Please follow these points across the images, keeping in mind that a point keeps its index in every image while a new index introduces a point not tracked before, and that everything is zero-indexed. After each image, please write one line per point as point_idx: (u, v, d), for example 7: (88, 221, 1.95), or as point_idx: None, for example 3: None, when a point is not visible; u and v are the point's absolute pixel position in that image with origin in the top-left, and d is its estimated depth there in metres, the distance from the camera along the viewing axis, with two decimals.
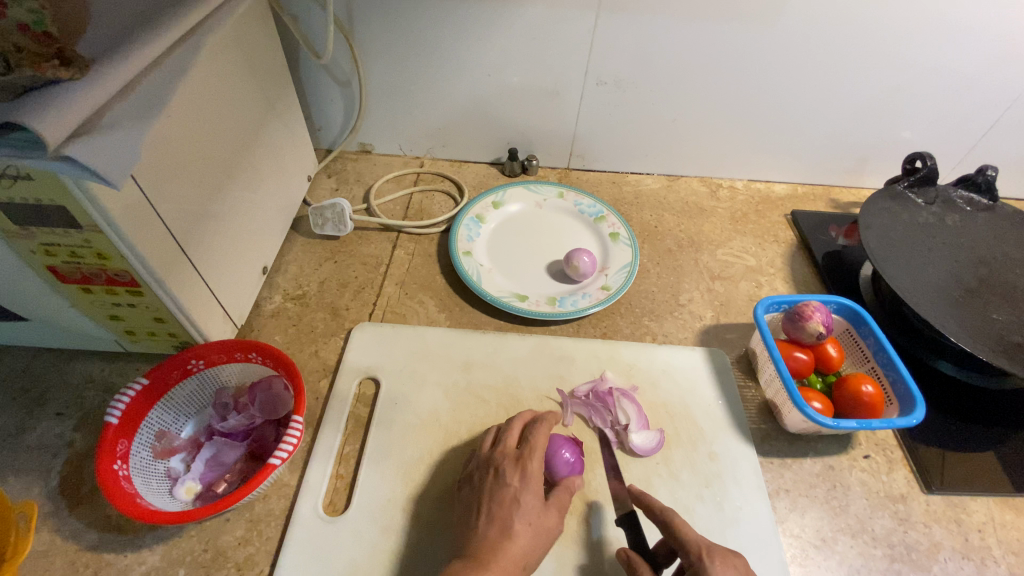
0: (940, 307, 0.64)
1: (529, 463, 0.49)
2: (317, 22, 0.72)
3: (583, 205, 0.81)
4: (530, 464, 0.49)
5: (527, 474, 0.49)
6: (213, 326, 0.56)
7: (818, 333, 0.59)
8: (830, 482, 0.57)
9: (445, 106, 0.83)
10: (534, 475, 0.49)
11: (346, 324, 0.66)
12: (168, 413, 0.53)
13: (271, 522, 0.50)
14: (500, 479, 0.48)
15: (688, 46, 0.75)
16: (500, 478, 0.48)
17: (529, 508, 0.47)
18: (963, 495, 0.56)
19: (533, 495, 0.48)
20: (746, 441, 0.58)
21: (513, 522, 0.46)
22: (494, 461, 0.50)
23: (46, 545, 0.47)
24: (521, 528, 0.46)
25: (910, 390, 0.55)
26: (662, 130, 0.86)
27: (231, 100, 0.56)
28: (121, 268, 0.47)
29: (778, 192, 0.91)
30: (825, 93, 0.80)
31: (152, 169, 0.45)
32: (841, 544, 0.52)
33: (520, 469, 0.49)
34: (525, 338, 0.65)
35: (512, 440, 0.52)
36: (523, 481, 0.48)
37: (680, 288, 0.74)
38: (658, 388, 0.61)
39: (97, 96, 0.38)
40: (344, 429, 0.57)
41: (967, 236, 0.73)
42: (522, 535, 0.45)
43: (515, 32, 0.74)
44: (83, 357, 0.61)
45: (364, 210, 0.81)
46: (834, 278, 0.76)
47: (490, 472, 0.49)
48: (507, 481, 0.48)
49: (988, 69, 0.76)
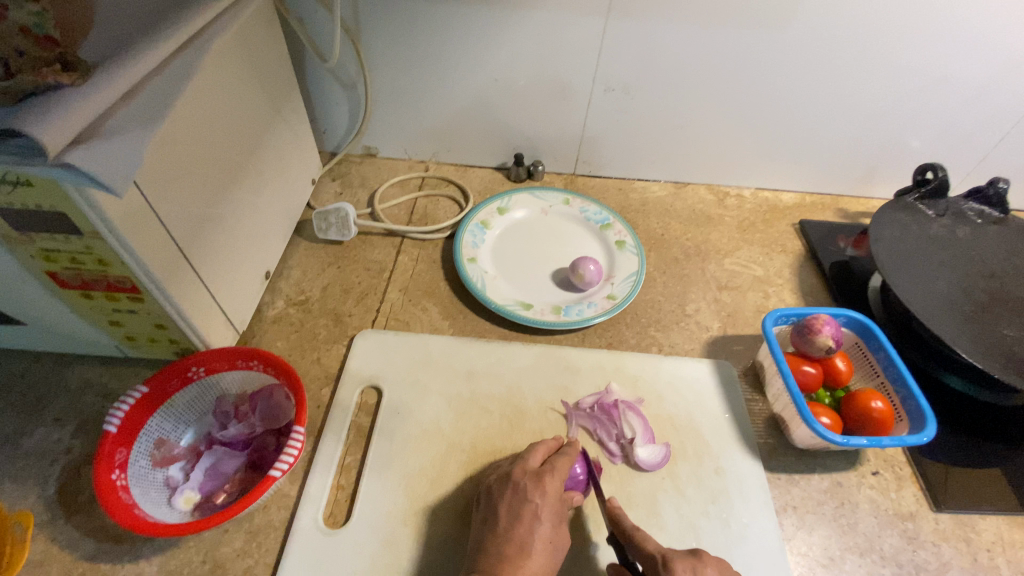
0: (951, 321, 0.63)
1: (549, 481, 0.49)
2: (323, 26, 0.71)
3: (589, 212, 0.80)
4: (555, 480, 0.49)
5: (547, 492, 0.48)
6: (214, 333, 0.56)
7: (827, 347, 0.58)
8: (838, 499, 0.56)
9: (451, 110, 0.82)
10: (551, 494, 0.48)
11: (348, 330, 0.65)
12: (167, 421, 0.53)
13: (270, 534, 0.50)
14: (521, 496, 0.48)
15: (697, 54, 0.74)
16: (520, 494, 0.48)
17: (547, 525, 0.46)
18: (973, 514, 0.55)
19: (551, 512, 0.47)
20: (753, 456, 0.57)
21: (533, 540, 0.45)
22: (513, 478, 0.49)
23: (43, 554, 0.47)
24: (541, 547, 0.45)
25: (921, 407, 0.54)
26: (670, 137, 0.85)
27: (236, 105, 0.56)
28: (122, 275, 0.46)
29: (785, 201, 0.91)
30: (834, 102, 0.79)
31: (156, 174, 0.44)
32: (849, 563, 0.52)
33: (540, 486, 0.48)
34: (529, 348, 0.64)
35: (532, 460, 0.51)
36: (544, 498, 0.48)
37: (687, 298, 0.73)
38: (664, 400, 0.61)
39: (98, 102, 0.37)
40: (346, 439, 0.56)
41: (977, 249, 0.72)
42: (540, 554, 0.45)
43: (523, 37, 0.73)
44: (82, 361, 0.60)
45: (369, 214, 0.80)
46: (843, 289, 0.75)
47: (509, 488, 0.49)
48: (528, 498, 0.47)
49: (1001, 80, 0.75)
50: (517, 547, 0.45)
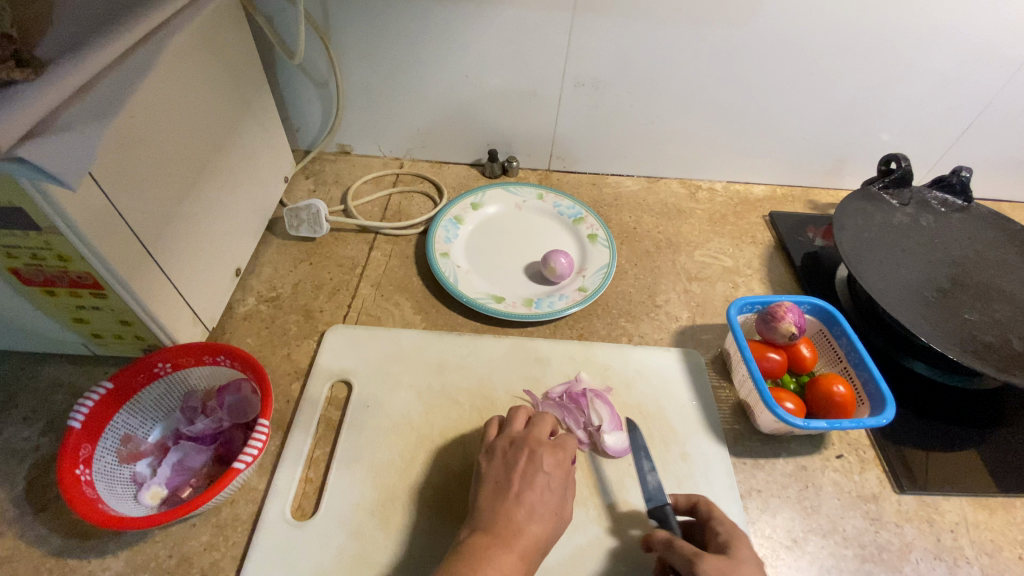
0: (913, 308, 0.65)
1: None
2: (291, 23, 0.72)
3: (562, 207, 0.81)
4: (563, 453, 0.50)
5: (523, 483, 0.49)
6: (182, 329, 0.56)
7: (790, 333, 0.59)
8: (802, 482, 0.57)
9: (425, 107, 0.83)
10: (563, 466, 0.50)
11: (319, 326, 0.66)
12: (134, 417, 0.53)
13: (237, 527, 0.50)
14: (534, 464, 0.49)
15: (666, 49, 0.75)
16: (533, 464, 0.49)
17: (554, 496, 0.48)
18: (935, 495, 0.56)
19: (558, 484, 0.48)
20: (719, 442, 0.58)
21: (538, 508, 0.46)
22: (530, 444, 0.50)
23: (9, 551, 0.47)
24: (545, 516, 0.46)
25: (881, 389, 0.55)
26: (642, 132, 0.86)
27: (203, 102, 0.56)
28: (83, 271, 0.46)
29: (756, 193, 0.92)
30: (801, 95, 0.81)
31: (116, 169, 0.45)
32: (812, 544, 0.52)
33: (554, 458, 0.50)
34: (500, 340, 0.65)
35: (543, 432, 0.52)
36: (555, 470, 0.49)
37: (657, 289, 0.74)
38: (632, 389, 0.61)
39: (52, 98, 0.38)
40: (315, 432, 0.56)
41: (941, 237, 0.74)
42: (543, 523, 0.46)
43: (492, 34, 0.74)
44: (51, 360, 0.60)
45: (342, 211, 0.80)
46: (811, 279, 0.76)
47: (523, 456, 0.49)
48: (542, 467, 0.49)
49: (962, 71, 0.77)
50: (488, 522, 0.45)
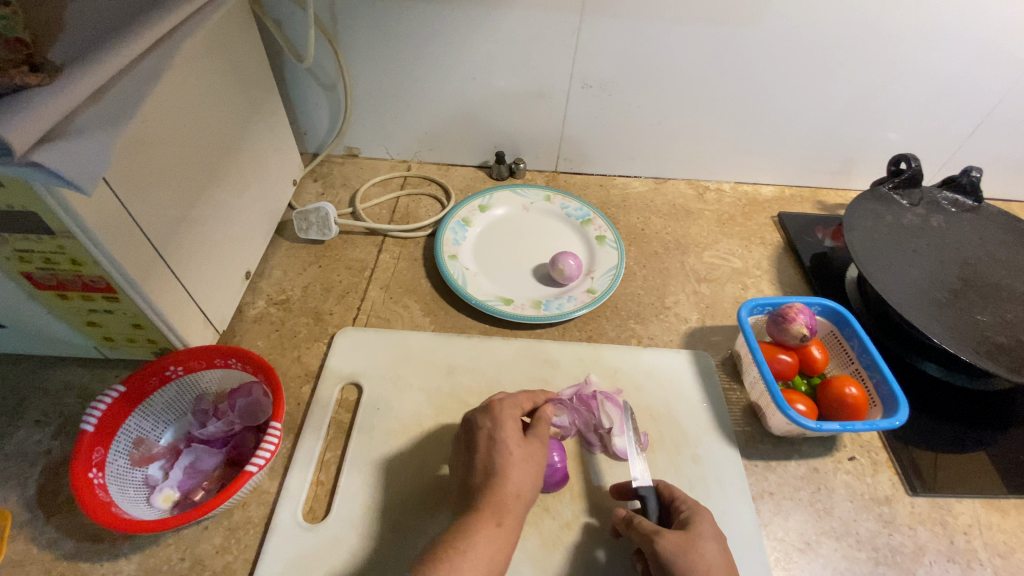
0: (924, 308, 0.64)
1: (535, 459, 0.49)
2: (299, 26, 0.72)
3: (570, 208, 0.81)
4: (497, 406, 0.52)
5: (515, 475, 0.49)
6: (193, 332, 0.56)
7: (801, 335, 0.59)
8: (815, 484, 0.56)
9: (432, 109, 0.83)
10: (501, 412, 0.51)
11: (329, 328, 0.66)
12: (146, 420, 0.53)
13: (249, 530, 0.50)
14: (472, 428, 0.51)
15: (673, 50, 0.75)
16: (472, 427, 0.51)
17: (506, 442, 0.49)
18: (949, 497, 0.56)
19: (506, 431, 0.49)
20: (730, 444, 0.58)
21: (495, 460, 0.48)
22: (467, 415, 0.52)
23: (23, 554, 0.47)
24: (504, 462, 0.47)
25: (893, 391, 0.55)
26: (650, 133, 0.86)
27: (213, 106, 0.56)
28: (96, 275, 0.46)
29: (764, 194, 0.92)
30: (809, 96, 0.80)
31: (129, 173, 0.45)
32: (825, 547, 0.52)
33: (489, 411, 0.51)
34: (509, 342, 0.65)
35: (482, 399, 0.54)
36: (493, 420, 0.50)
37: (666, 291, 0.74)
38: (643, 391, 0.61)
39: (65, 103, 0.38)
40: (326, 435, 0.56)
41: (951, 237, 0.73)
42: (509, 473, 0.47)
43: (500, 36, 0.74)
44: (63, 363, 0.60)
45: (350, 214, 0.80)
46: (821, 280, 0.76)
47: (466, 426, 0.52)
48: (480, 425, 0.50)
49: (973, 70, 0.76)
50: (496, 510, 0.45)
